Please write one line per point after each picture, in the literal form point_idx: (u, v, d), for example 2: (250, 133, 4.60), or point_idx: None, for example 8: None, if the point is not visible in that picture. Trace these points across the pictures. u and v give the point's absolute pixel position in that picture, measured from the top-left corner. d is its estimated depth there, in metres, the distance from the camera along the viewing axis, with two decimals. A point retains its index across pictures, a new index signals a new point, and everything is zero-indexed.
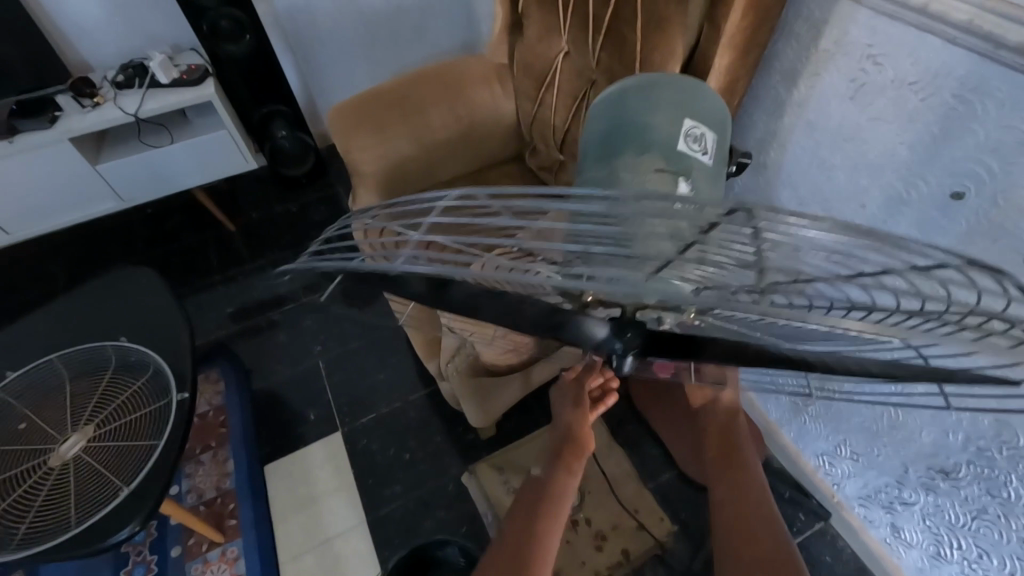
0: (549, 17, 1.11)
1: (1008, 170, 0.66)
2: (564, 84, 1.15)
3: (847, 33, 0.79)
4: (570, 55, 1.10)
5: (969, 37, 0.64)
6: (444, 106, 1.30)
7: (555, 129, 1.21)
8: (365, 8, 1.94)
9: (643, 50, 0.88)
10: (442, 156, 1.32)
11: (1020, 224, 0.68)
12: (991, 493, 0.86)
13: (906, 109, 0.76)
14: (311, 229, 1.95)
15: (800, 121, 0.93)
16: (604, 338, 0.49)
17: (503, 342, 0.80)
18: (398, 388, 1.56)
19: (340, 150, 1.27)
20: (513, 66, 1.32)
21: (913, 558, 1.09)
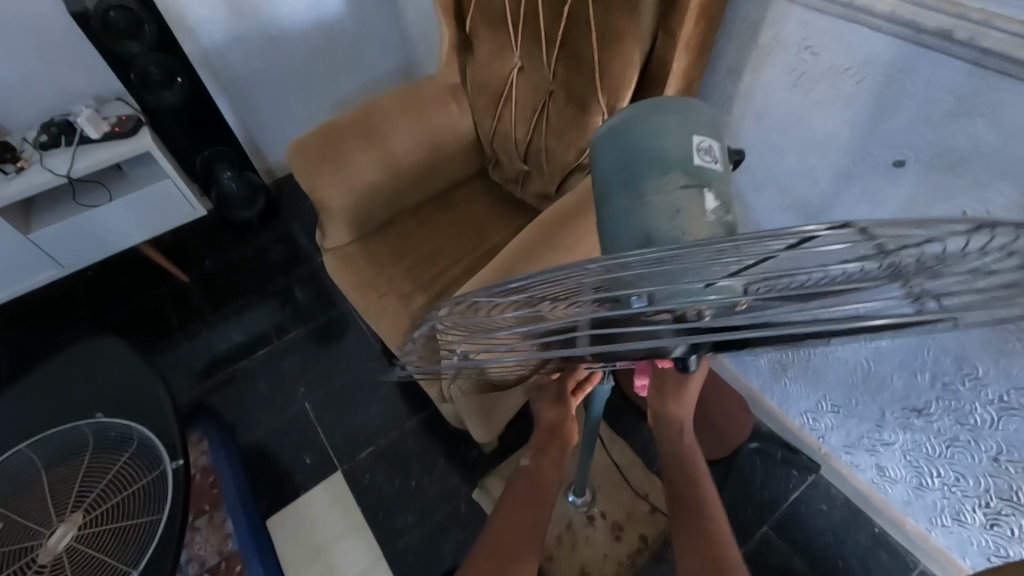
0: (498, 34, 1.14)
1: (941, 136, 0.75)
2: (521, 98, 1.18)
3: (784, 29, 0.86)
4: (525, 69, 1.14)
5: (892, 25, 0.72)
6: (405, 130, 1.29)
7: (515, 141, 1.25)
8: (295, 39, 1.91)
9: (601, 60, 0.93)
10: (409, 180, 1.32)
11: (957, 182, 0.77)
12: (961, 421, 0.96)
13: (843, 92, 0.83)
14: (272, 269, 1.90)
15: (748, 111, 0.99)
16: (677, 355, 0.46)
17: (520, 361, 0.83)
18: (392, 417, 1.54)
19: (306, 188, 1.25)
20: (466, 83, 1.33)
21: (899, 492, 1.19)
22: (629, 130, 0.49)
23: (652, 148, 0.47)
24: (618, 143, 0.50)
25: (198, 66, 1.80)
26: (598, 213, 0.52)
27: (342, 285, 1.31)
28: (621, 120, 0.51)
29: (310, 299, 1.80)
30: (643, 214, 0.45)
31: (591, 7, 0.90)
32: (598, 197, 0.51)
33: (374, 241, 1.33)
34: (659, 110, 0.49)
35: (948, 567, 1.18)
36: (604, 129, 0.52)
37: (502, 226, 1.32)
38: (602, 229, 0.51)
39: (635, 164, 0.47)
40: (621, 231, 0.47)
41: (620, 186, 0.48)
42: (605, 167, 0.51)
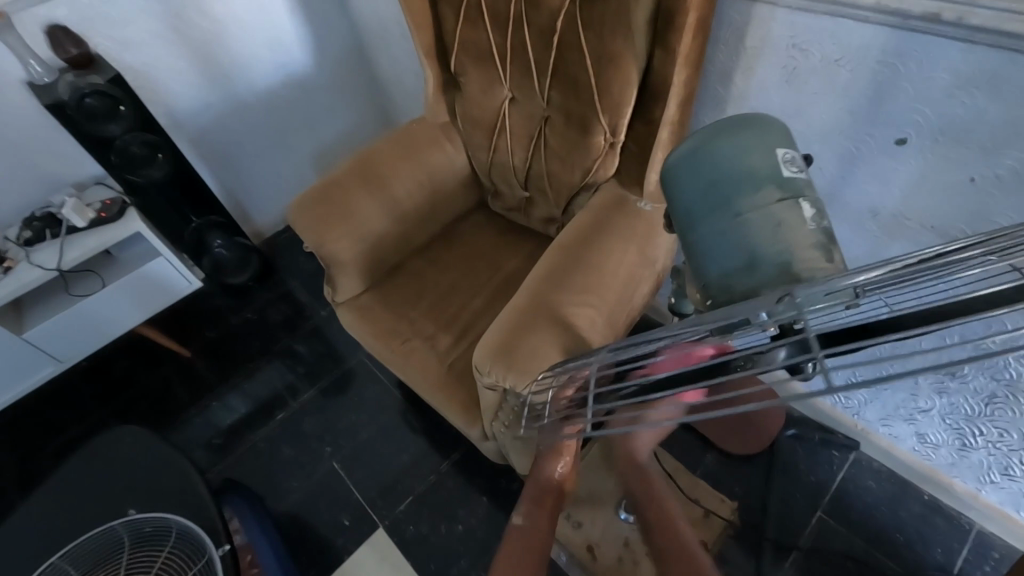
0: (486, 70, 1.16)
1: (940, 113, 0.78)
2: (516, 128, 1.20)
3: (771, 31, 0.90)
4: (518, 99, 1.16)
5: (879, 14, 0.76)
6: (404, 175, 1.30)
7: (514, 170, 1.27)
8: (271, 99, 1.92)
9: (599, 82, 0.96)
10: (413, 223, 1.33)
11: (962, 153, 0.80)
12: (996, 378, 0.98)
13: (837, 81, 0.87)
14: (274, 330, 1.86)
15: (743, 110, 1.02)
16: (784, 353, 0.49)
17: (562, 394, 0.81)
18: (425, 463, 1.51)
19: (314, 245, 1.24)
20: (456, 120, 1.34)
21: (944, 456, 1.20)
22: (712, 150, 0.53)
23: (741, 167, 0.51)
24: (702, 163, 0.53)
25: (176, 137, 1.79)
26: (687, 233, 0.56)
27: (361, 337, 1.29)
28: (700, 140, 0.54)
29: (319, 356, 1.77)
30: (744, 231, 0.50)
31: (584, 33, 0.93)
32: (686, 219, 0.56)
33: (386, 287, 1.32)
34: (739, 128, 0.52)
35: (1002, 524, 1.20)
36: (681, 149, 0.55)
37: (512, 253, 1.32)
38: (695, 250, 0.55)
39: (726, 184, 0.51)
40: (723, 248, 0.51)
41: (711, 205, 0.52)
42: (689, 189, 0.54)
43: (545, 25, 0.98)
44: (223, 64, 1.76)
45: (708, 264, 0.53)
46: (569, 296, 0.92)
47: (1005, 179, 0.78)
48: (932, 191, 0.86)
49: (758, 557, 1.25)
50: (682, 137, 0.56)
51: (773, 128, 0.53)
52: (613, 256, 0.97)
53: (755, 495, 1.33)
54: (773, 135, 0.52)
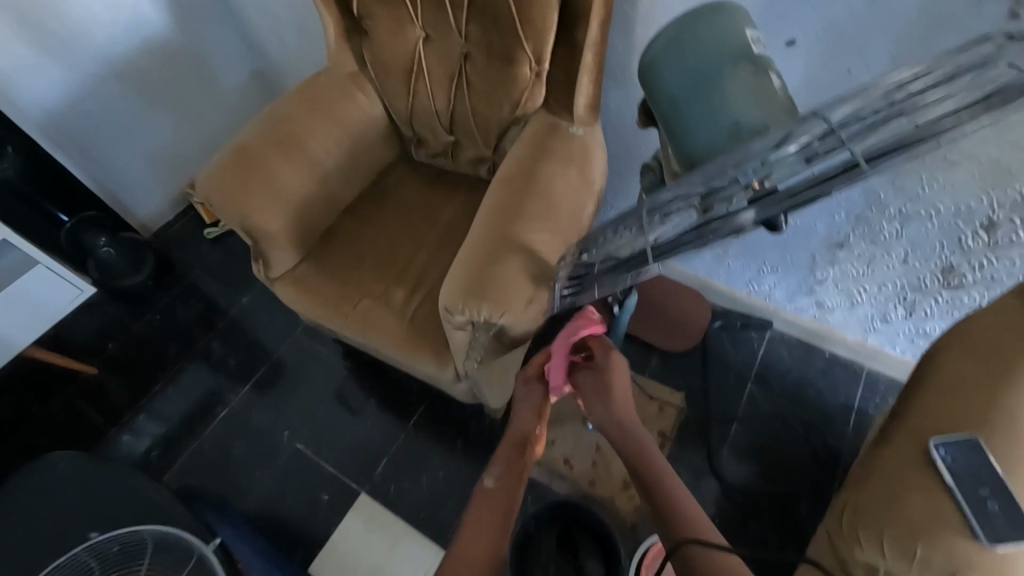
0: (395, 10, 1.12)
1: (821, 12, 0.90)
2: (434, 69, 1.18)
3: None
4: (433, 38, 1.14)
5: None
6: (323, 131, 1.23)
7: (435, 113, 1.25)
8: (136, 68, 1.68)
9: (520, 11, 0.97)
10: (340, 182, 1.27)
11: (839, 47, 0.92)
12: (874, 242, 1.18)
13: None
14: (193, 326, 1.71)
15: (651, 29, 1.08)
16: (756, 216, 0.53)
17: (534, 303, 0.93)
18: (392, 425, 1.51)
19: (239, 219, 1.15)
20: (365, 68, 1.27)
21: (839, 316, 1.43)
22: (692, 39, 0.62)
23: (713, 50, 0.61)
24: (681, 51, 0.63)
25: (20, 122, 1.52)
26: (673, 117, 0.65)
27: (307, 310, 1.24)
28: (680, 35, 0.63)
29: (252, 345, 1.66)
30: (731, 104, 0.59)
31: None
32: (670, 105, 0.65)
33: (323, 253, 1.26)
34: (708, 19, 0.62)
35: (886, 363, 1.47)
36: (661, 44, 0.65)
37: (447, 200, 1.31)
38: (680, 130, 0.64)
39: (703, 68, 0.62)
40: (709, 121, 0.61)
41: (693, 87, 0.62)
42: (673, 76, 0.64)
43: None
44: (65, 31, 1.51)
45: (695, 138, 0.63)
46: (525, 224, 0.96)
47: (871, 64, 0.92)
48: (817, 85, 0.99)
49: (707, 435, 1.42)
50: (662, 30, 0.65)
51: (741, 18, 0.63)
52: (558, 181, 1.02)
53: (697, 382, 1.50)
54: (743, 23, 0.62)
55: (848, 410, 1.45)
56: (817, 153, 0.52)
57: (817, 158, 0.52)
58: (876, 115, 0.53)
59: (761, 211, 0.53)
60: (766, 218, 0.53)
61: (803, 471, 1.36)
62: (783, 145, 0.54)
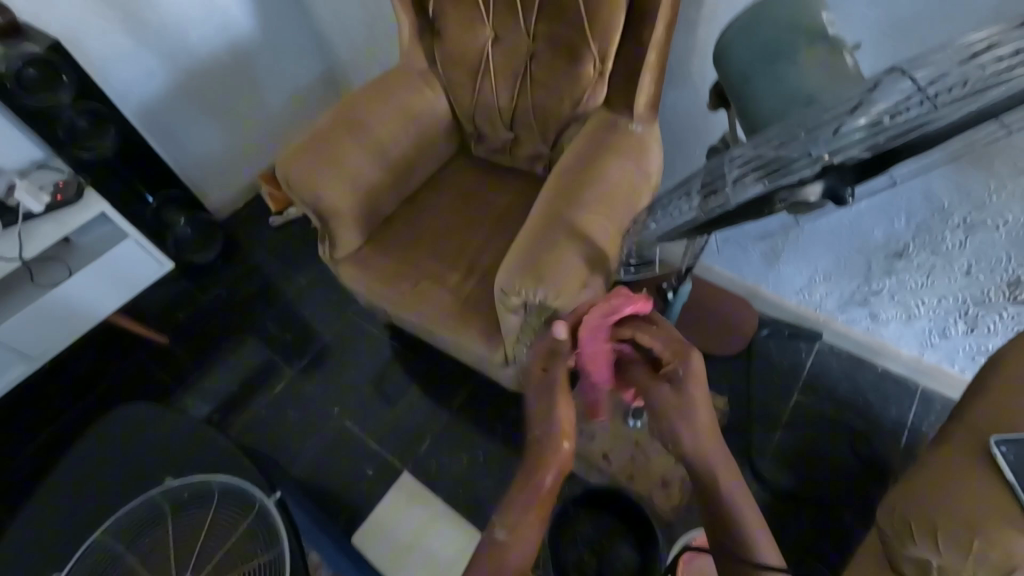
0: (467, 10, 1.20)
1: None
2: (500, 66, 1.24)
3: None
4: (501, 37, 1.20)
5: None
6: (393, 122, 1.31)
7: (498, 109, 1.31)
8: (222, 62, 1.83)
9: (589, 10, 1.03)
10: (405, 171, 1.35)
11: None
12: (935, 252, 1.16)
13: None
14: (254, 303, 1.81)
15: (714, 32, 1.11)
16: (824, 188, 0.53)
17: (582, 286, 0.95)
18: (434, 410, 1.56)
19: (312, 199, 1.24)
20: (434, 65, 1.35)
21: (892, 329, 1.40)
22: (769, 19, 0.68)
23: (785, 29, 0.67)
24: (754, 31, 0.69)
25: (121, 107, 1.68)
26: (745, 91, 0.72)
27: (366, 289, 1.30)
28: (758, 15, 0.68)
29: (306, 325, 1.74)
30: (802, 79, 0.65)
31: None
32: (742, 80, 0.71)
33: (384, 237, 1.33)
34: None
35: (943, 382, 1.42)
36: (737, 23, 0.70)
37: (503, 192, 1.36)
38: (751, 100, 0.71)
39: (775, 46, 0.68)
40: (779, 90, 0.67)
41: (765, 64, 0.68)
42: (747, 50, 0.70)
43: None
44: (165, 27, 1.66)
45: (766, 106, 0.69)
46: (583, 212, 1.01)
47: None
48: None
49: (749, 442, 1.41)
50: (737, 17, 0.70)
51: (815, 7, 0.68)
52: (615, 172, 1.06)
53: (740, 388, 1.49)
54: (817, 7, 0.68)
55: (900, 427, 1.41)
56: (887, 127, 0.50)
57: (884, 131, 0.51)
58: (969, 82, 0.47)
59: (828, 185, 0.53)
60: (833, 192, 0.54)
61: (851, 484, 1.33)
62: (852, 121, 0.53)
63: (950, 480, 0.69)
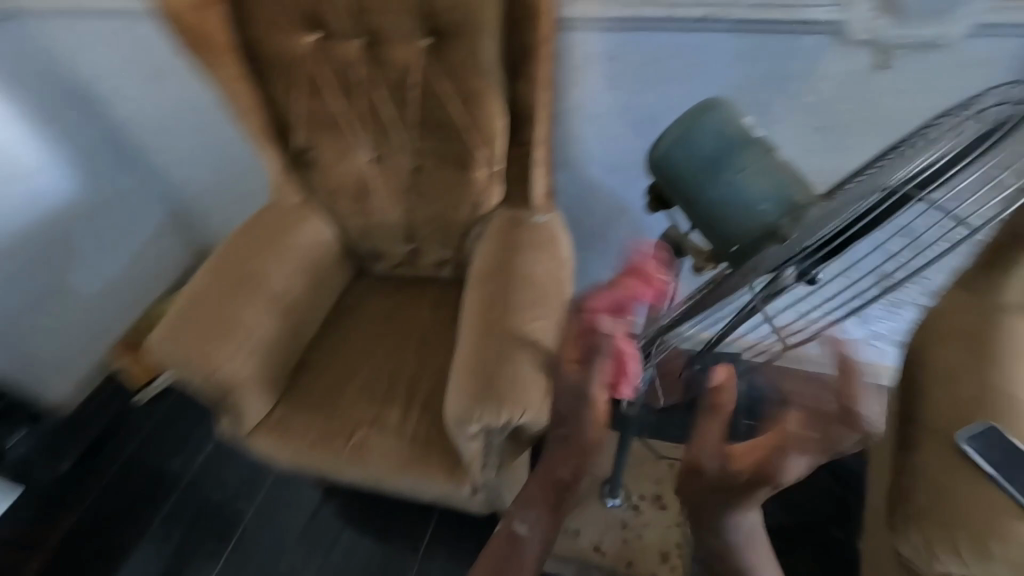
0: (338, 138, 1.15)
1: (729, 84, 1.05)
2: (385, 185, 1.20)
3: (589, 48, 1.08)
4: (381, 157, 1.17)
5: (669, 22, 1.00)
6: (281, 266, 1.19)
7: (392, 226, 1.25)
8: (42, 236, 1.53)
9: (469, 121, 1.04)
10: (305, 313, 1.22)
11: (747, 109, 1.07)
12: None
13: (647, 75, 1.09)
14: (138, 508, 1.47)
15: (582, 119, 1.19)
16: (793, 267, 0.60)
17: (538, 393, 0.89)
18: (400, 562, 1.35)
19: (203, 376, 1.05)
20: (311, 195, 1.27)
21: None
22: (696, 130, 0.65)
23: (722, 133, 0.64)
24: (693, 139, 0.65)
25: None
26: (699, 199, 0.66)
27: (292, 457, 1.12)
28: (683, 127, 0.66)
29: (214, 513, 1.44)
30: (753, 182, 0.61)
31: (441, 83, 1.02)
32: (694, 190, 0.66)
33: (298, 391, 1.17)
34: (712, 108, 0.65)
35: None
36: (673, 135, 0.67)
37: (418, 306, 1.28)
38: (707, 213, 0.65)
39: (719, 149, 0.64)
40: (741, 189, 0.62)
41: (715, 166, 0.64)
42: (685, 163, 0.66)
43: (398, 83, 1.05)
44: None
45: (732, 207, 0.63)
46: (519, 316, 0.97)
47: (778, 120, 1.07)
48: None
49: None
50: (664, 131, 0.68)
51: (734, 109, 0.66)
52: (536, 267, 1.04)
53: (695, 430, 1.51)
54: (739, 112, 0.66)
55: None
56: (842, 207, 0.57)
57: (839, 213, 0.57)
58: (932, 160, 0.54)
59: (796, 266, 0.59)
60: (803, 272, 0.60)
61: (832, 498, 1.34)
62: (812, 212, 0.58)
63: (950, 490, 0.73)
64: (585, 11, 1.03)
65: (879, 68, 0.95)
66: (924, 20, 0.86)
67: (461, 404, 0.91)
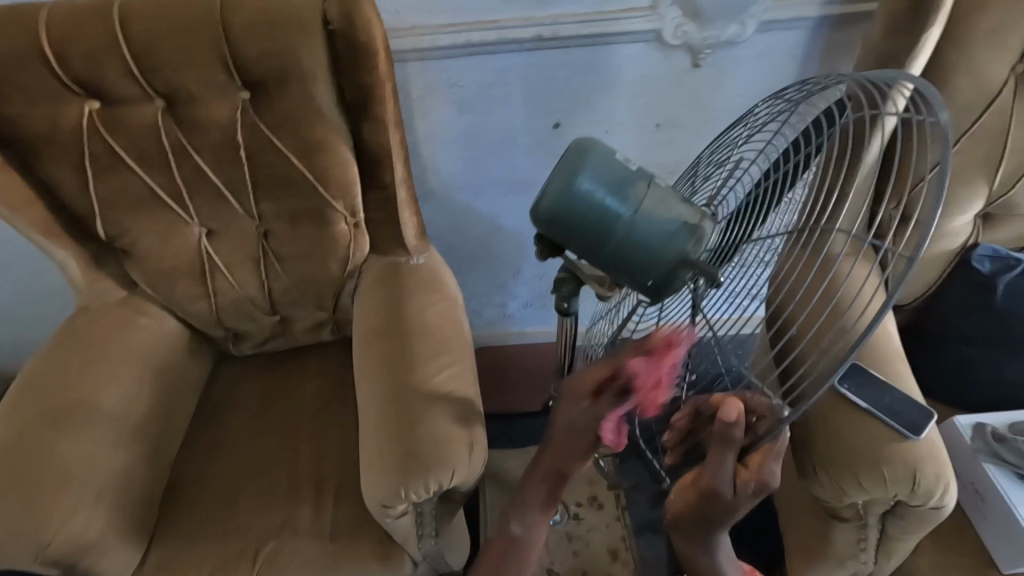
0: (158, 214, 0.97)
1: (570, 96, 1.08)
2: (231, 257, 1.04)
3: (429, 78, 1.05)
4: (218, 227, 1.01)
5: (502, 44, 1.00)
6: (115, 379, 0.97)
7: (250, 301, 1.08)
8: None
9: (317, 171, 0.94)
10: (163, 426, 1.01)
11: (591, 117, 1.11)
12: None
13: (493, 96, 1.08)
14: None
15: (437, 148, 1.15)
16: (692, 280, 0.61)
17: (458, 446, 0.82)
18: None
19: (33, 549, 0.81)
20: (137, 286, 1.05)
21: None
22: (583, 180, 0.49)
23: (608, 174, 0.49)
24: (579, 187, 0.48)
25: None
26: (602, 258, 0.51)
27: None
28: (564, 181, 0.49)
29: None
30: (659, 224, 0.49)
31: (276, 137, 0.91)
32: (591, 248, 0.50)
33: (174, 524, 0.96)
34: (588, 145, 0.50)
35: None
36: (553, 189, 0.49)
37: (303, 381, 1.13)
38: (614, 266, 0.51)
39: (612, 195, 0.49)
40: (651, 235, 0.49)
41: (612, 214, 0.49)
42: (578, 219, 0.49)
43: (222, 143, 0.92)
44: None
45: (643, 261, 0.49)
46: (424, 371, 0.90)
47: (620, 123, 1.12)
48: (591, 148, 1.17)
49: None
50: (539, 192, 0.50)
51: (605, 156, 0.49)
52: (428, 313, 0.97)
53: None
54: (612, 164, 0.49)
55: None
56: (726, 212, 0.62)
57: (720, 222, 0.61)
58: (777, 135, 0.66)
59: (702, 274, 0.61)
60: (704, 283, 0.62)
61: None
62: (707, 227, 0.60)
63: (841, 432, 0.80)
64: (417, 41, 0.99)
65: (694, 67, 1.05)
66: (721, 22, 0.97)
67: (378, 482, 0.82)
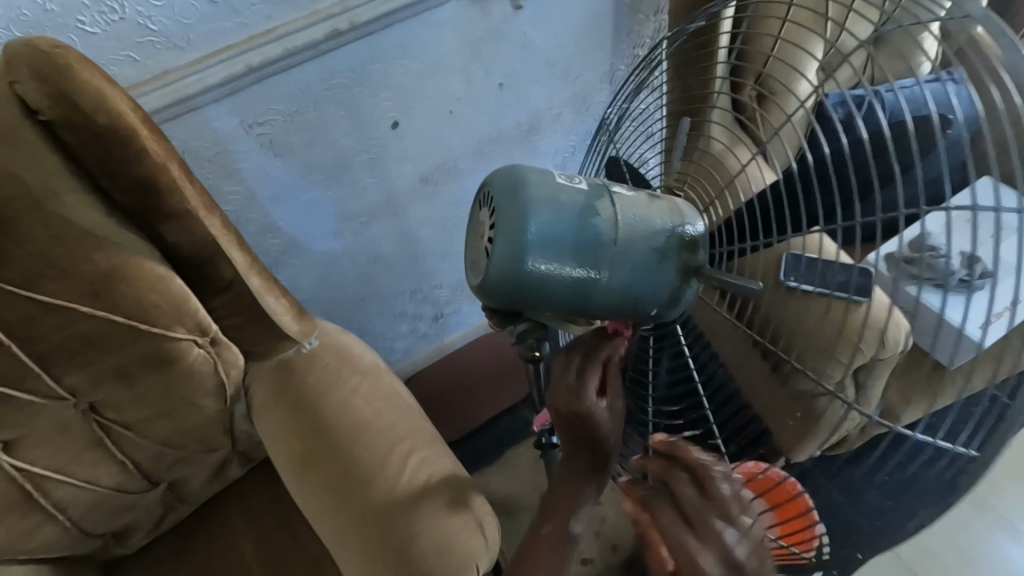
0: None
1: (396, 88, 0.91)
2: (60, 457, 0.75)
3: (217, 130, 0.81)
4: (18, 431, 0.71)
5: (296, 56, 0.80)
6: None
7: (117, 491, 0.79)
8: None
9: (128, 306, 0.68)
10: None
11: (427, 103, 0.95)
12: None
13: (309, 122, 0.87)
14: None
15: (265, 204, 0.92)
16: (687, 297, 0.45)
17: (464, 532, 0.69)
18: None
19: None
20: None
21: None
22: (535, 226, 0.40)
23: (561, 211, 0.41)
24: (533, 241, 0.40)
25: None
26: (593, 305, 0.43)
27: None
28: (514, 237, 0.41)
29: None
30: (643, 241, 0.42)
31: (42, 289, 0.65)
32: (579, 301, 0.43)
33: None
34: (520, 183, 0.42)
35: None
36: (501, 255, 0.40)
37: (233, 543, 0.88)
38: (615, 307, 0.44)
39: (577, 231, 0.41)
40: (640, 258, 0.42)
41: (587, 253, 0.42)
42: (552, 274, 0.41)
43: None
44: None
45: (637, 292, 0.43)
46: (387, 475, 0.73)
47: (461, 98, 0.98)
48: (442, 135, 1.01)
49: None
50: (489, 261, 0.41)
51: (541, 188, 0.42)
52: (356, 403, 0.79)
53: None
54: (554, 191, 0.42)
55: None
56: (682, 215, 0.44)
57: (683, 219, 0.45)
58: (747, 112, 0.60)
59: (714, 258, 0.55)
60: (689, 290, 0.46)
61: None
62: (675, 220, 0.44)
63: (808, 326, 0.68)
64: (178, 89, 0.75)
65: (516, 11, 0.93)
66: None
67: None
